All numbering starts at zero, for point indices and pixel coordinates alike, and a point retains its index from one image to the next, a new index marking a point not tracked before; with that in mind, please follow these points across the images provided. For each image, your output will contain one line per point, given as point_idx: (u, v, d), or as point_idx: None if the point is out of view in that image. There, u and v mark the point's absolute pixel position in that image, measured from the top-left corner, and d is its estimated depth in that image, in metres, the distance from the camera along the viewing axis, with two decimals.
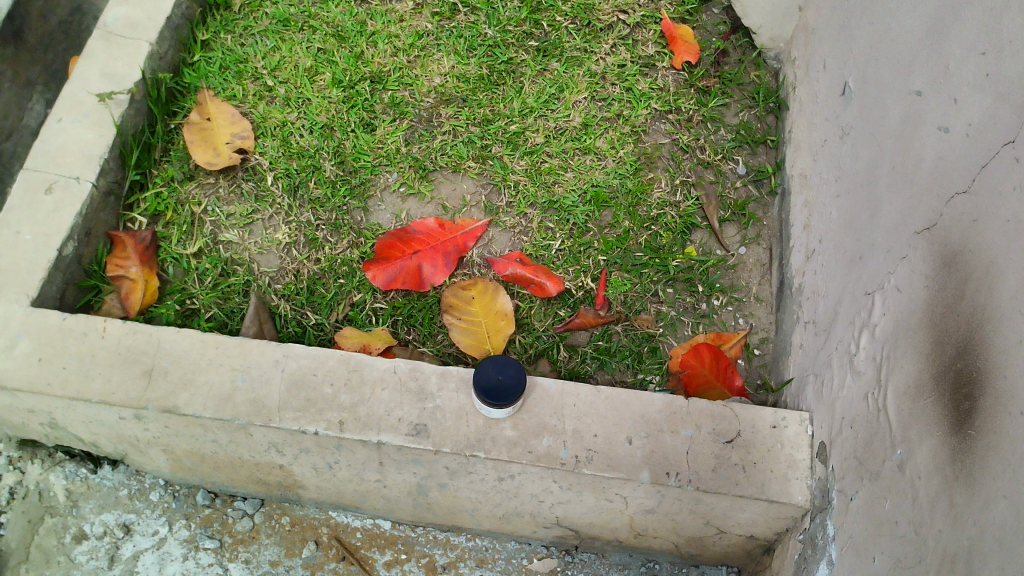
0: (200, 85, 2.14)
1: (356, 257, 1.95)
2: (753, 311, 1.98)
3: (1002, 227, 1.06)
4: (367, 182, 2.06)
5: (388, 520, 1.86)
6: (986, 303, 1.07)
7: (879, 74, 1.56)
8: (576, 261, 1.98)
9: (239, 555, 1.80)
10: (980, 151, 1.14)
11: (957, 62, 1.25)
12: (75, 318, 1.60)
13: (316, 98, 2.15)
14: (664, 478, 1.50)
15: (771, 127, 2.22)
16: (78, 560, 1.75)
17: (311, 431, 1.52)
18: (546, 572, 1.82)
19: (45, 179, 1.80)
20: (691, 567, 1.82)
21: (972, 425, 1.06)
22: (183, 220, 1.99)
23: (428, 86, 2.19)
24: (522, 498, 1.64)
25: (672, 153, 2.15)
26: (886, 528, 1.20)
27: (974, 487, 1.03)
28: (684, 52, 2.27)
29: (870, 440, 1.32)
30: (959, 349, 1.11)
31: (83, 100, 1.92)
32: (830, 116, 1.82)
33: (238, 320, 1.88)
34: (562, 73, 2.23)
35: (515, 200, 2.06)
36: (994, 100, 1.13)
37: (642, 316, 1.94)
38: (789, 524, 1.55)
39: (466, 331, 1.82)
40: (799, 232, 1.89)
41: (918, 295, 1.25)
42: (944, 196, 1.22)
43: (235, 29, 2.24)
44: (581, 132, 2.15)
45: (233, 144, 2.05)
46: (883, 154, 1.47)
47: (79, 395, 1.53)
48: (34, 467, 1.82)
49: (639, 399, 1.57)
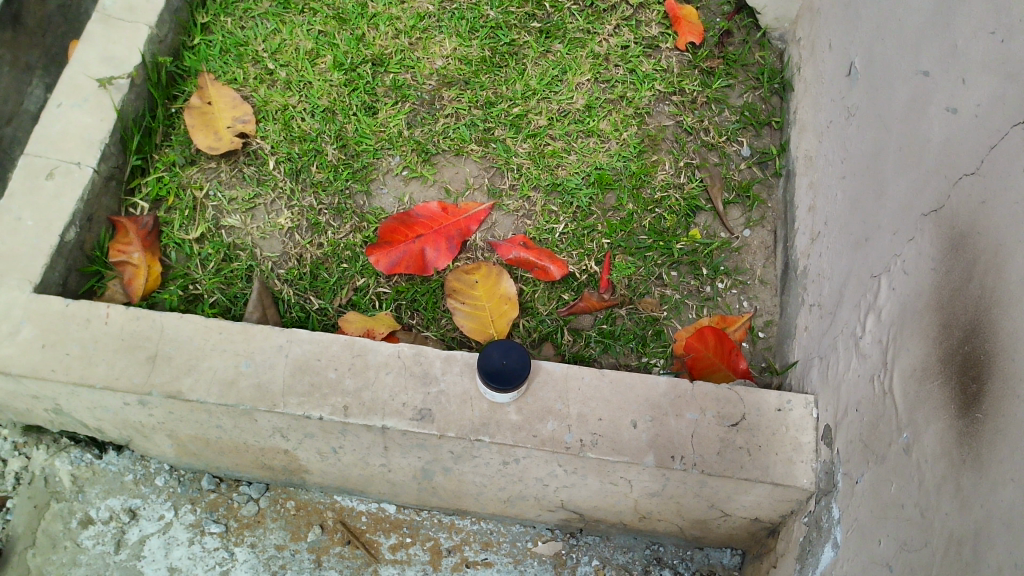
0: (201, 69, 2.12)
1: (359, 242, 1.94)
2: (758, 294, 1.98)
3: (1010, 208, 1.05)
4: (369, 166, 2.04)
5: (393, 504, 1.87)
6: (994, 286, 1.06)
7: (885, 54, 1.54)
8: (579, 245, 1.97)
9: (245, 539, 1.81)
10: (989, 131, 1.13)
11: (966, 41, 1.23)
12: (77, 304, 1.59)
13: (317, 81, 2.13)
14: (668, 462, 1.50)
15: (775, 108, 2.21)
16: (85, 545, 1.76)
17: (315, 415, 1.51)
18: (551, 555, 1.83)
19: (46, 165, 1.78)
20: (695, 549, 1.82)
21: (979, 408, 1.05)
22: (185, 205, 1.98)
23: (430, 68, 2.17)
24: (527, 481, 1.64)
25: (676, 135, 2.14)
26: (892, 511, 1.20)
27: (982, 470, 1.02)
28: (688, 34, 2.24)
29: (876, 423, 1.31)
30: (966, 332, 1.11)
31: (82, 84, 1.90)
32: (835, 97, 1.80)
33: (241, 305, 1.87)
34: (565, 54, 2.21)
35: (518, 183, 2.04)
36: (1003, 80, 1.12)
37: (646, 300, 1.93)
38: (794, 507, 1.55)
39: (470, 315, 1.82)
40: (804, 214, 1.88)
41: (924, 278, 1.24)
42: (951, 177, 1.20)
43: (235, 12, 2.22)
44: (584, 114, 2.13)
45: (234, 128, 2.04)
46: (889, 135, 1.46)
47: (83, 381, 1.53)
48: (39, 453, 1.83)
49: (643, 382, 1.57)
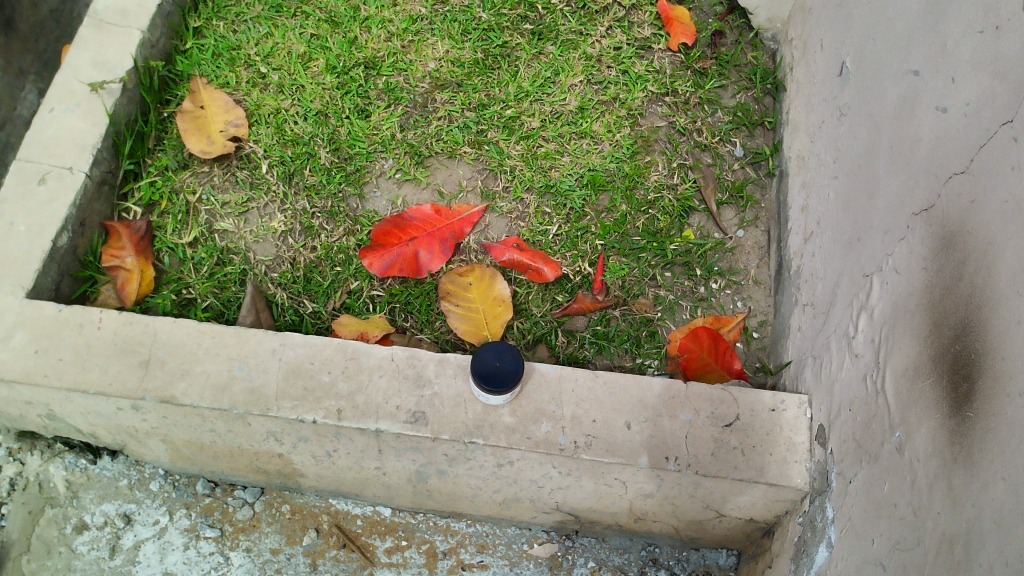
0: (193, 73, 2.12)
1: (352, 245, 1.95)
2: (752, 295, 1.98)
3: (1000, 207, 1.05)
4: (362, 169, 2.04)
5: (388, 507, 1.86)
6: (985, 285, 1.06)
7: (876, 54, 1.54)
8: (573, 246, 1.97)
9: (240, 543, 1.80)
10: (979, 130, 1.13)
11: (955, 40, 1.23)
12: (70, 309, 1.59)
13: (309, 84, 2.13)
14: (663, 463, 1.50)
15: (768, 108, 2.21)
16: (79, 550, 1.76)
17: (309, 419, 1.51)
18: (547, 557, 1.83)
19: (37, 170, 1.78)
20: (691, 550, 1.83)
21: (970, 406, 1.05)
22: (178, 210, 1.98)
23: (423, 71, 2.17)
24: (521, 483, 1.64)
25: (669, 136, 2.14)
26: (886, 510, 1.20)
27: (974, 469, 1.02)
28: (679, 34, 2.25)
29: (869, 422, 1.32)
30: (958, 331, 1.11)
31: (74, 89, 1.90)
32: (827, 96, 1.80)
33: (234, 309, 1.87)
34: (557, 56, 2.21)
35: (511, 184, 2.04)
36: (992, 80, 1.12)
37: (640, 301, 1.93)
38: (789, 507, 1.55)
39: (463, 317, 1.82)
40: (797, 214, 1.88)
41: (916, 277, 1.24)
42: (941, 176, 1.21)
43: (227, 16, 2.22)
44: (577, 116, 2.13)
45: (227, 132, 2.04)
46: (880, 135, 1.46)
47: (76, 387, 1.53)
48: (33, 459, 1.83)
49: (637, 383, 1.57)
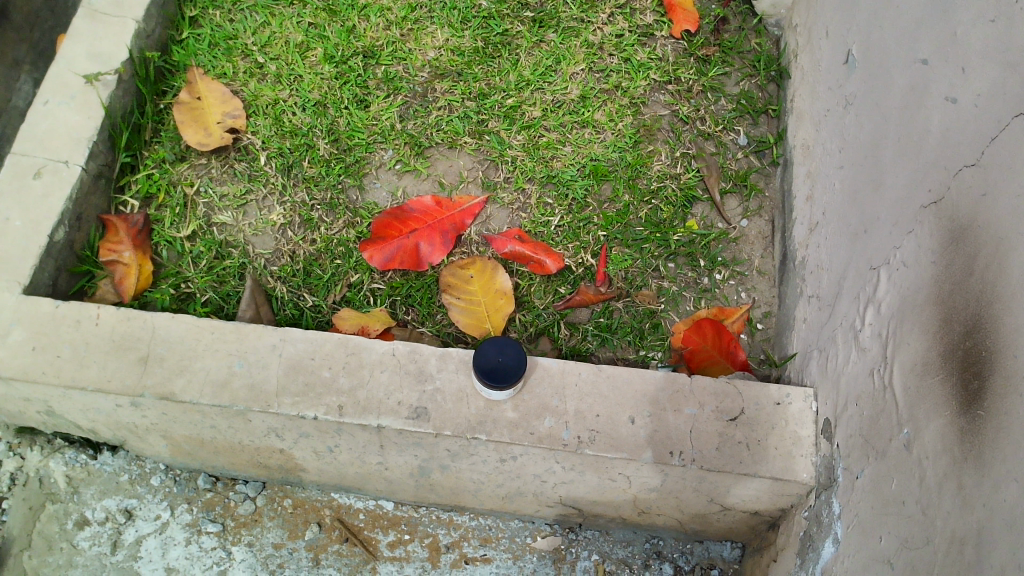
0: (189, 63, 2.09)
1: (352, 237, 1.93)
2: (755, 285, 1.96)
3: (1013, 201, 1.03)
4: (361, 160, 2.02)
5: (390, 501, 1.85)
6: (996, 281, 1.04)
7: (882, 42, 1.52)
8: (575, 237, 1.95)
9: (242, 538, 1.80)
10: (990, 122, 1.11)
11: (965, 29, 1.21)
12: (68, 305, 1.58)
13: (307, 74, 2.10)
14: (667, 458, 1.48)
15: (772, 96, 2.18)
16: (81, 546, 1.76)
17: (311, 415, 1.50)
18: (550, 549, 1.83)
19: (32, 164, 1.76)
20: (695, 542, 1.82)
21: (981, 405, 1.04)
22: (175, 203, 1.96)
23: (422, 60, 2.14)
24: (525, 478, 1.63)
25: (672, 124, 2.11)
26: (893, 507, 1.19)
27: (985, 468, 1.01)
28: (683, 21, 2.21)
29: (876, 417, 1.30)
30: (968, 328, 1.09)
31: (69, 81, 1.87)
32: (833, 85, 1.77)
33: (233, 303, 1.85)
34: (558, 44, 2.18)
35: (513, 175, 2.02)
36: (1003, 70, 1.09)
37: (643, 292, 1.91)
38: (794, 501, 1.54)
39: (465, 310, 1.80)
40: (801, 203, 1.86)
41: (925, 271, 1.22)
42: (950, 168, 1.18)
43: (224, 5, 2.19)
44: (579, 105, 2.11)
45: (224, 123, 2.01)
46: (886, 126, 1.44)
47: (74, 384, 1.51)
48: (33, 454, 1.81)
49: (640, 377, 1.55)
